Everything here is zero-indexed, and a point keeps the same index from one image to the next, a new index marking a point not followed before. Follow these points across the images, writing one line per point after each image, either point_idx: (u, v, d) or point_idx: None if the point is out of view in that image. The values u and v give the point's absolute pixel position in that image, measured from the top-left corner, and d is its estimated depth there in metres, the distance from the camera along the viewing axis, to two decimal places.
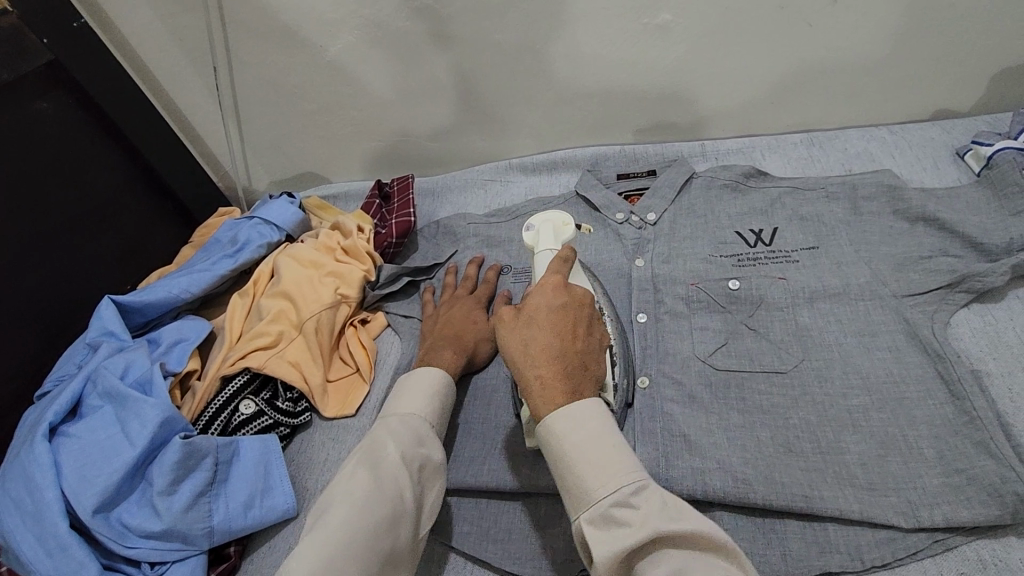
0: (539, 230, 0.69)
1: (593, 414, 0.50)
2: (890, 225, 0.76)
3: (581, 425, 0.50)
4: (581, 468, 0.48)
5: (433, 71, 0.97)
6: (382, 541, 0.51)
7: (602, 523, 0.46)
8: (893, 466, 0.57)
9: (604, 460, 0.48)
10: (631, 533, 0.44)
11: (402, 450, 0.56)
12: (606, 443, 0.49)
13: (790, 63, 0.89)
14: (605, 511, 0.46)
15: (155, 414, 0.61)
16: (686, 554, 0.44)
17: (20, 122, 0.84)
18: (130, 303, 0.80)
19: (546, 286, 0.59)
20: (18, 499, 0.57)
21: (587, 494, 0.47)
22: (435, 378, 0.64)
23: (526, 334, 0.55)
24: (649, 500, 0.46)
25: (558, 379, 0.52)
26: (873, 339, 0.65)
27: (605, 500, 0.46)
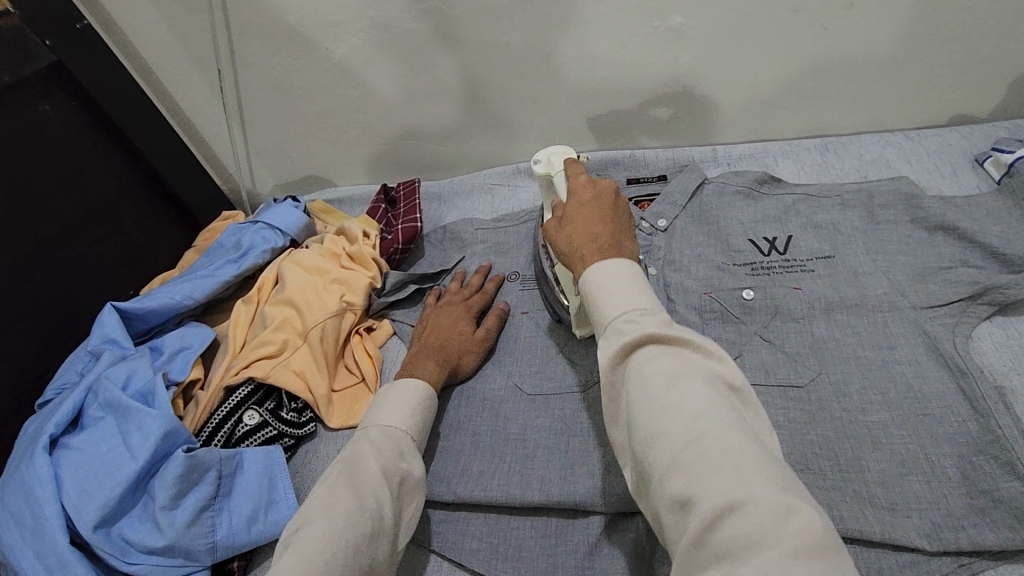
0: (548, 160, 0.73)
1: (621, 265, 0.52)
2: (908, 234, 0.74)
3: (614, 273, 0.51)
4: (600, 298, 0.51)
5: (440, 73, 0.96)
6: (365, 552, 0.50)
7: (612, 334, 0.49)
8: (914, 486, 0.55)
9: (623, 291, 0.50)
10: (630, 334, 0.47)
11: (383, 462, 0.56)
12: (623, 278, 0.51)
13: (804, 67, 0.87)
14: (615, 324, 0.49)
15: (158, 427, 0.60)
16: (677, 357, 0.46)
17: (21, 125, 0.83)
18: (133, 310, 0.79)
19: (578, 186, 0.63)
20: (18, 514, 0.55)
21: (604, 318, 0.50)
22: (417, 389, 0.64)
23: (569, 228, 0.59)
24: (653, 317, 0.48)
25: (597, 248, 0.55)
26: (892, 353, 0.64)
27: (616, 316, 0.49)
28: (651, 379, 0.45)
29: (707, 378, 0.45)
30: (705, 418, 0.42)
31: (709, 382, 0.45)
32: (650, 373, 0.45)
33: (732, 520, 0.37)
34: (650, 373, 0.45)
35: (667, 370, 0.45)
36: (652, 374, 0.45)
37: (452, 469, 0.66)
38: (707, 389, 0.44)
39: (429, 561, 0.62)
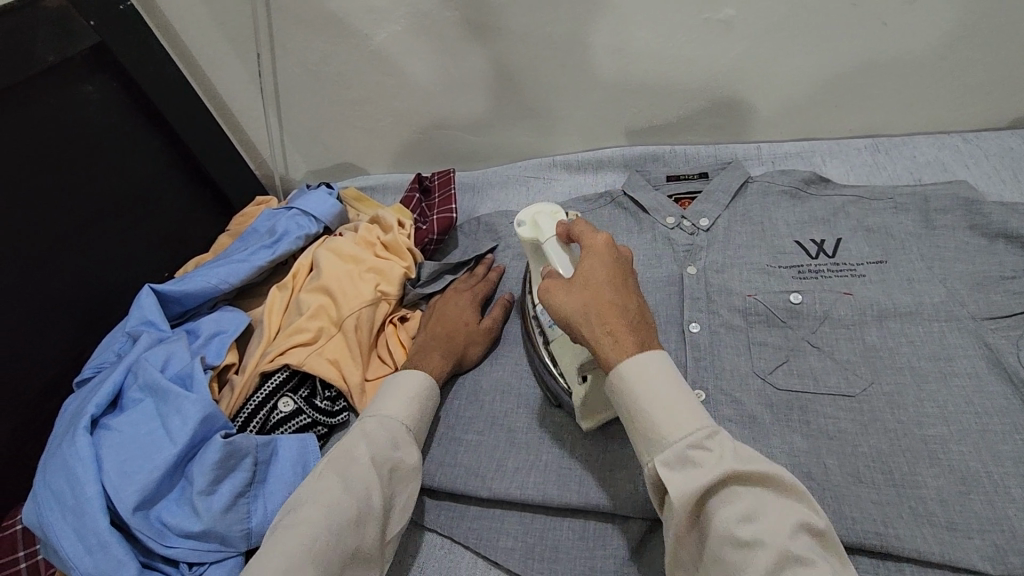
0: (533, 225, 0.68)
1: (663, 365, 0.51)
2: (967, 241, 0.71)
3: (654, 373, 0.51)
4: (657, 417, 0.50)
5: (478, 62, 0.94)
6: (350, 540, 0.52)
7: (677, 464, 0.48)
8: (976, 505, 0.53)
9: (680, 405, 0.49)
10: (706, 475, 0.46)
11: (375, 454, 0.57)
12: (680, 396, 0.50)
13: (860, 64, 0.84)
14: (679, 451, 0.48)
15: (196, 411, 0.60)
16: (755, 497, 0.45)
17: (64, 106, 0.84)
18: (169, 293, 0.80)
19: (591, 244, 0.60)
20: (59, 493, 0.56)
21: (662, 440, 0.49)
22: (416, 381, 0.64)
23: (585, 295, 0.56)
24: (722, 443, 0.47)
25: (623, 330, 0.54)
26: (948, 364, 0.61)
27: (683, 441, 0.48)
28: (733, 529, 0.44)
29: (795, 525, 0.44)
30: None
31: (795, 530, 0.44)
32: (732, 522, 0.44)
33: (797, 574, 0.42)
34: (732, 527, 0.44)
35: (751, 523, 0.44)
36: (733, 524, 0.44)
37: (487, 465, 0.65)
38: (795, 540, 0.43)
39: (463, 557, 0.62)
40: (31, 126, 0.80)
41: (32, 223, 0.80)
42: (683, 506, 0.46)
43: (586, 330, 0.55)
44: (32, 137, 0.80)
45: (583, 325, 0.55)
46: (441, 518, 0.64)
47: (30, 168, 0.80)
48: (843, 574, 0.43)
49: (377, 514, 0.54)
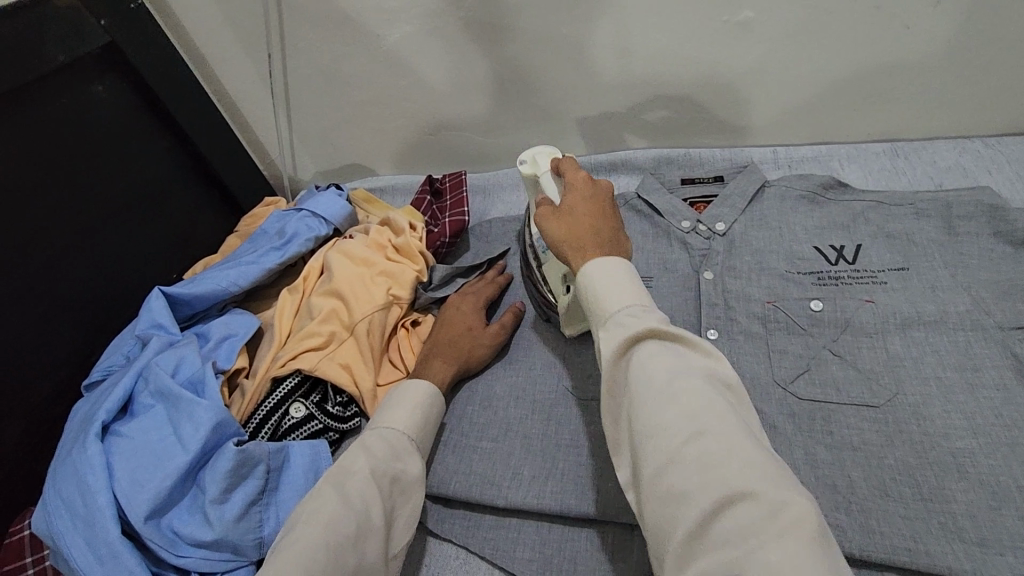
0: (534, 160, 0.71)
1: (619, 262, 0.53)
2: (991, 249, 0.69)
3: (607, 263, 0.53)
4: (601, 293, 0.51)
5: (490, 63, 0.93)
6: (351, 555, 0.50)
7: (612, 328, 0.49)
8: (1008, 520, 0.51)
9: (624, 287, 0.51)
10: (629, 331, 0.48)
11: (375, 464, 0.56)
12: (625, 279, 0.52)
13: (879, 67, 0.82)
14: (616, 318, 0.49)
15: (208, 418, 0.59)
16: (671, 350, 0.47)
17: (73, 106, 0.83)
18: (179, 295, 0.78)
19: (574, 180, 0.64)
20: (69, 501, 0.54)
21: (602, 312, 0.51)
22: (420, 389, 0.64)
23: (558, 218, 0.60)
24: (653, 316, 0.49)
25: (591, 242, 0.56)
26: (975, 375, 0.60)
27: (618, 310, 0.50)
28: (656, 398, 0.45)
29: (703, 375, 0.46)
30: (695, 406, 0.44)
31: (704, 378, 0.46)
32: (648, 368, 0.46)
33: (735, 509, 0.39)
34: (648, 369, 0.46)
35: (665, 368, 0.46)
36: (648, 368, 0.46)
37: (502, 474, 0.64)
38: (742, 474, 0.40)
39: (478, 568, 0.61)
40: (40, 127, 0.79)
41: (40, 225, 0.79)
42: (611, 359, 0.48)
43: (554, 242, 0.58)
44: (41, 137, 0.79)
45: (552, 237, 0.59)
46: (456, 528, 0.63)
47: (39, 169, 0.79)
48: (745, 418, 0.46)
49: (379, 527, 0.53)
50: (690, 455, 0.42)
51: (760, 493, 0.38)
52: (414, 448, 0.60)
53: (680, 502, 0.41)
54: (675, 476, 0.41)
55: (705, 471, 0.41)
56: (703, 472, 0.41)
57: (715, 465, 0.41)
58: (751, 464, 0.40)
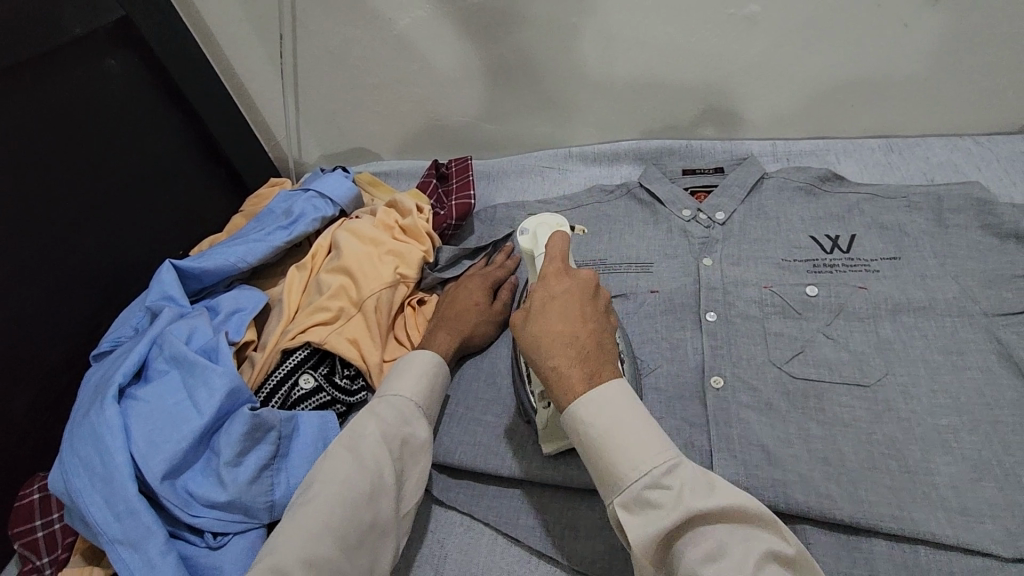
0: (533, 233, 0.65)
1: (630, 403, 0.51)
2: (978, 240, 0.72)
3: (611, 411, 0.51)
4: (614, 452, 0.50)
5: (499, 51, 0.95)
6: (364, 512, 0.53)
7: (640, 507, 0.48)
8: (988, 492, 0.54)
9: (638, 441, 0.49)
10: (664, 515, 0.46)
11: (383, 428, 0.57)
12: (638, 425, 0.50)
13: (877, 66, 0.85)
14: (640, 490, 0.48)
15: (223, 384, 0.61)
16: (721, 530, 0.45)
17: (88, 79, 0.84)
18: (188, 269, 0.80)
19: (547, 273, 0.60)
20: (87, 460, 0.56)
21: (621, 476, 0.49)
22: (430, 361, 0.64)
23: (534, 333, 0.56)
24: (683, 477, 0.47)
25: (574, 369, 0.53)
26: (961, 357, 0.63)
27: (640, 480, 0.48)
28: (699, 567, 0.44)
29: (763, 554, 0.43)
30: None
31: (763, 557, 0.43)
32: (697, 559, 0.44)
33: None
34: (697, 567, 0.44)
35: (717, 557, 0.44)
36: (697, 559, 0.44)
37: (506, 445, 0.66)
38: None
39: (481, 535, 0.63)
40: (56, 97, 0.80)
41: (53, 194, 0.80)
42: (644, 546, 0.46)
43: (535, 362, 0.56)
44: (57, 108, 0.80)
45: (530, 352, 0.56)
46: (461, 496, 0.65)
47: (52, 140, 0.80)
48: None
49: (392, 485, 0.55)
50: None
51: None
52: (422, 416, 0.61)
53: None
54: None
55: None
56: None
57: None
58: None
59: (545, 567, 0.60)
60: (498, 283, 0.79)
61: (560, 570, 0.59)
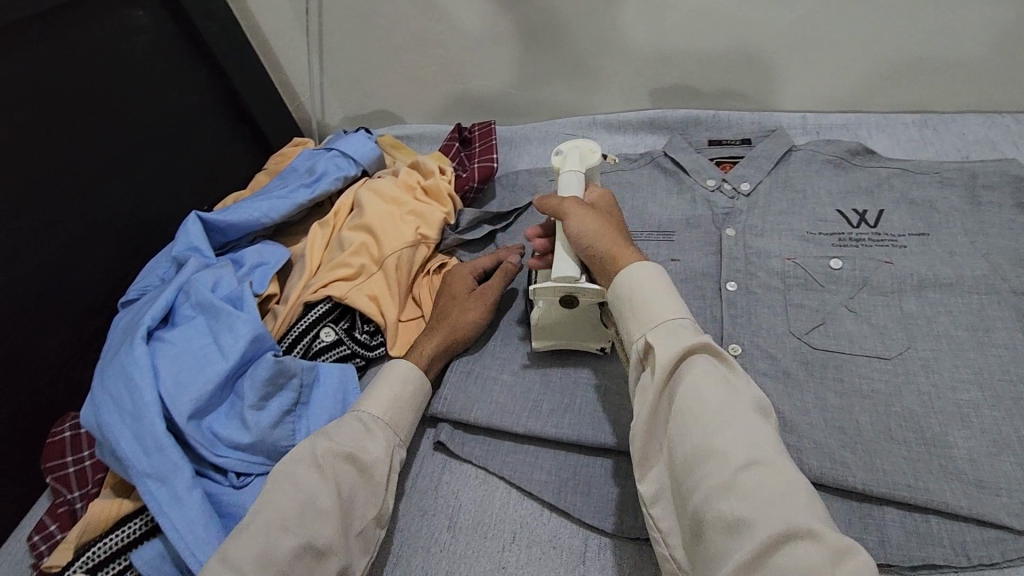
0: (566, 154, 0.69)
1: (659, 272, 0.55)
2: (1013, 218, 0.70)
3: (647, 273, 0.54)
4: (651, 301, 0.52)
5: (526, 14, 0.93)
6: (303, 533, 0.50)
7: (665, 334, 0.50)
8: (1006, 466, 0.54)
9: (669, 296, 0.52)
10: (680, 341, 0.48)
11: (327, 448, 0.55)
12: (665, 286, 0.53)
13: (915, 37, 0.83)
14: (670, 326, 0.50)
15: (247, 330, 0.62)
16: (716, 367, 0.48)
17: (116, 29, 0.84)
18: (214, 222, 0.81)
19: (598, 197, 0.66)
20: (117, 396, 0.58)
21: (654, 318, 0.51)
22: (387, 373, 0.64)
23: (600, 220, 0.60)
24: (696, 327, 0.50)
25: (623, 245, 0.58)
26: (986, 335, 0.62)
27: (672, 320, 0.50)
28: (704, 396, 0.46)
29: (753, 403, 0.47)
30: (747, 431, 0.44)
31: (751, 406, 0.46)
32: (704, 390, 0.46)
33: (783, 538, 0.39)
34: (700, 396, 0.46)
35: (717, 389, 0.46)
36: (703, 392, 0.46)
37: (523, 407, 0.66)
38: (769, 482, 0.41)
39: (494, 488, 0.63)
40: (85, 47, 0.81)
41: (82, 144, 0.81)
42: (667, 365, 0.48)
43: (597, 242, 0.58)
44: (86, 57, 0.81)
45: (594, 236, 0.59)
46: (476, 451, 0.66)
47: (81, 89, 0.80)
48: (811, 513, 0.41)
49: (334, 504, 0.52)
50: (745, 485, 0.41)
51: (820, 531, 0.38)
52: (382, 431, 0.59)
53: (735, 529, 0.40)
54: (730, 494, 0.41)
55: (756, 495, 0.41)
56: (758, 504, 0.40)
57: (772, 496, 0.41)
58: (801, 495, 0.41)
59: (558, 520, 0.60)
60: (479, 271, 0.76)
61: (571, 524, 0.60)
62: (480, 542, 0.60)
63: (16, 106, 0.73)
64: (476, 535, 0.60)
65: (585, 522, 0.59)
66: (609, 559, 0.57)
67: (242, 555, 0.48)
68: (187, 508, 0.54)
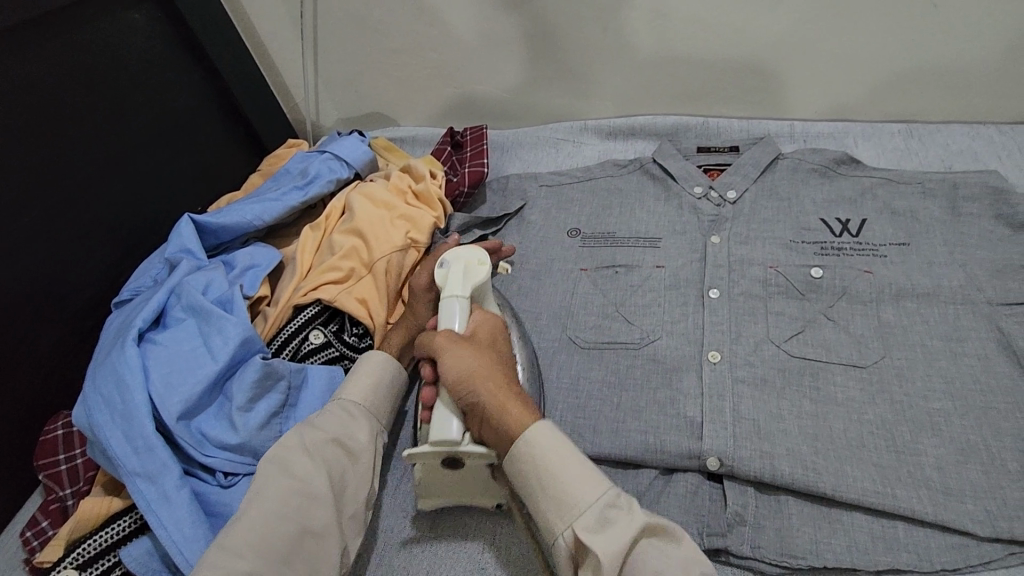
0: (450, 267, 0.65)
1: (557, 433, 0.54)
2: (992, 231, 0.72)
3: (546, 441, 0.53)
4: (567, 482, 0.51)
5: (517, 20, 0.95)
6: (293, 519, 0.52)
7: (597, 527, 0.49)
8: (972, 474, 0.56)
9: (580, 472, 0.51)
10: (622, 535, 0.48)
11: (315, 433, 0.58)
12: (571, 459, 0.52)
13: (900, 48, 0.85)
14: (597, 512, 0.49)
15: (237, 333, 0.64)
16: (664, 551, 0.48)
17: (114, 31, 0.86)
18: (206, 224, 0.82)
19: (478, 323, 0.64)
20: (108, 397, 0.59)
21: (577, 504, 0.50)
22: (367, 361, 0.66)
23: (483, 362, 0.58)
24: (628, 502, 0.50)
25: (515, 398, 0.56)
26: (960, 345, 0.63)
27: (597, 504, 0.49)
28: None
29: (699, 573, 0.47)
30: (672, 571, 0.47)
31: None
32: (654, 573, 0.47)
33: None
34: None
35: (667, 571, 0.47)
36: None
37: None
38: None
39: None
40: (81, 48, 0.82)
41: (78, 145, 0.82)
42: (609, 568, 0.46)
43: (480, 394, 0.55)
44: (82, 59, 0.82)
45: (477, 382, 0.56)
46: None
47: (79, 91, 0.82)
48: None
49: (324, 491, 0.55)
50: None
51: None
52: (365, 419, 0.62)
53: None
54: None
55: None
56: None
57: None
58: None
59: None
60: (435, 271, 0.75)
61: None
62: None
63: (15, 107, 0.74)
64: None
65: None
66: None
67: (245, 538, 0.50)
68: (175, 507, 0.56)
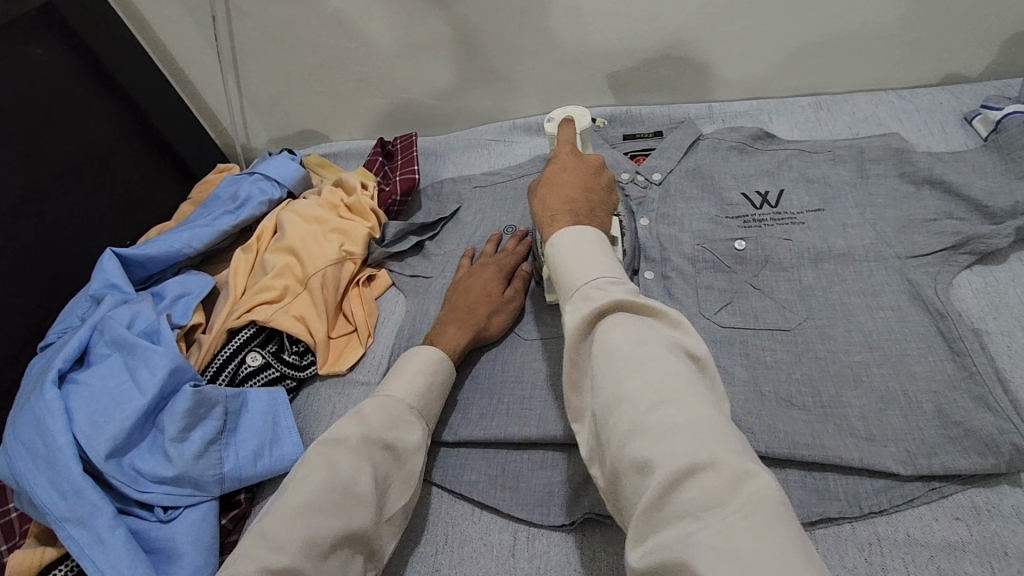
0: (558, 119, 0.72)
1: (588, 234, 0.53)
2: (897, 188, 0.75)
3: (578, 241, 0.53)
4: (569, 267, 0.51)
5: (436, 25, 0.96)
6: (337, 521, 0.49)
7: (581, 302, 0.48)
8: (892, 419, 0.58)
9: (590, 260, 0.51)
10: (591, 308, 0.46)
11: (367, 431, 0.55)
12: (593, 254, 0.52)
13: (800, 25, 0.89)
14: (583, 290, 0.49)
15: (164, 363, 0.62)
16: (640, 327, 0.45)
17: (14, 69, 0.83)
18: (131, 256, 0.80)
19: (563, 152, 0.65)
20: (30, 444, 0.57)
21: (573, 285, 0.50)
22: (427, 357, 0.62)
23: (556, 192, 0.60)
24: (618, 287, 0.48)
25: (564, 211, 0.57)
26: (876, 299, 0.66)
27: (586, 284, 0.49)
28: (618, 349, 0.44)
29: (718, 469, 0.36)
30: (654, 379, 0.42)
31: (668, 349, 0.44)
32: (614, 340, 0.44)
33: (699, 480, 0.36)
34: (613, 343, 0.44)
35: (634, 344, 0.44)
36: (617, 344, 0.44)
37: (450, 411, 0.68)
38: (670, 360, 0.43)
39: (426, 493, 0.65)
40: None
41: None
42: (575, 330, 0.46)
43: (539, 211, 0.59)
44: None
45: (538, 209, 0.59)
46: None
47: None
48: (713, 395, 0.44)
49: (368, 495, 0.52)
50: (689, 496, 0.36)
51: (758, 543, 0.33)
52: (413, 417, 0.58)
53: (645, 471, 0.39)
54: (643, 442, 0.39)
55: (660, 434, 0.39)
56: (665, 445, 0.38)
57: (687, 435, 0.38)
58: (715, 435, 0.38)
59: (489, 517, 0.62)
60: (512, 270, 0.75)
61: (502, 519, 0.62)
62: (414, 547, 0.61)
63: None
64: (409, 539, 0.61)
65: (513, 515, 0.61)
66: (537, 549, 0.59)
67: (284, 535, 0.47)
68: (110, 548, 0.54)
